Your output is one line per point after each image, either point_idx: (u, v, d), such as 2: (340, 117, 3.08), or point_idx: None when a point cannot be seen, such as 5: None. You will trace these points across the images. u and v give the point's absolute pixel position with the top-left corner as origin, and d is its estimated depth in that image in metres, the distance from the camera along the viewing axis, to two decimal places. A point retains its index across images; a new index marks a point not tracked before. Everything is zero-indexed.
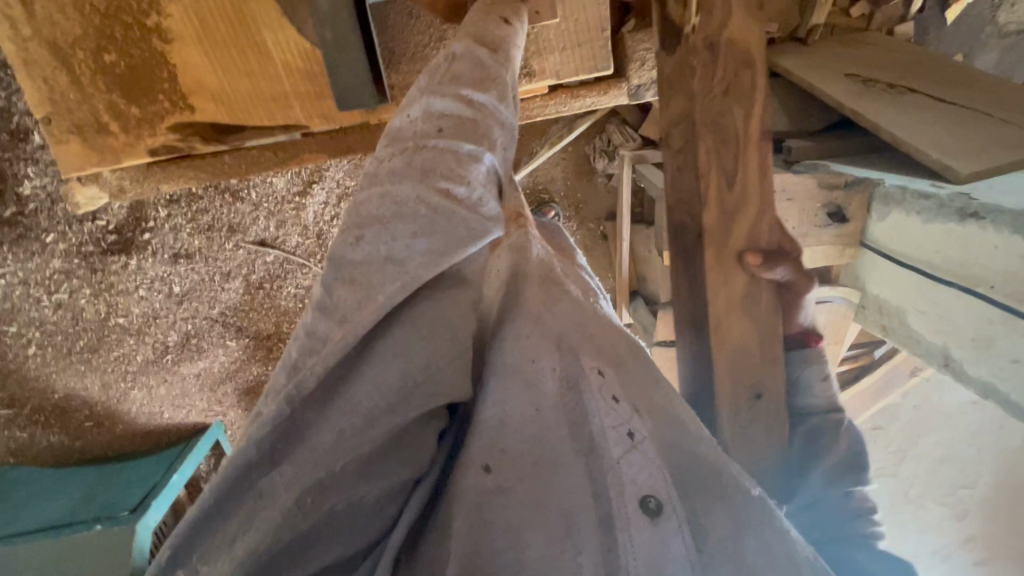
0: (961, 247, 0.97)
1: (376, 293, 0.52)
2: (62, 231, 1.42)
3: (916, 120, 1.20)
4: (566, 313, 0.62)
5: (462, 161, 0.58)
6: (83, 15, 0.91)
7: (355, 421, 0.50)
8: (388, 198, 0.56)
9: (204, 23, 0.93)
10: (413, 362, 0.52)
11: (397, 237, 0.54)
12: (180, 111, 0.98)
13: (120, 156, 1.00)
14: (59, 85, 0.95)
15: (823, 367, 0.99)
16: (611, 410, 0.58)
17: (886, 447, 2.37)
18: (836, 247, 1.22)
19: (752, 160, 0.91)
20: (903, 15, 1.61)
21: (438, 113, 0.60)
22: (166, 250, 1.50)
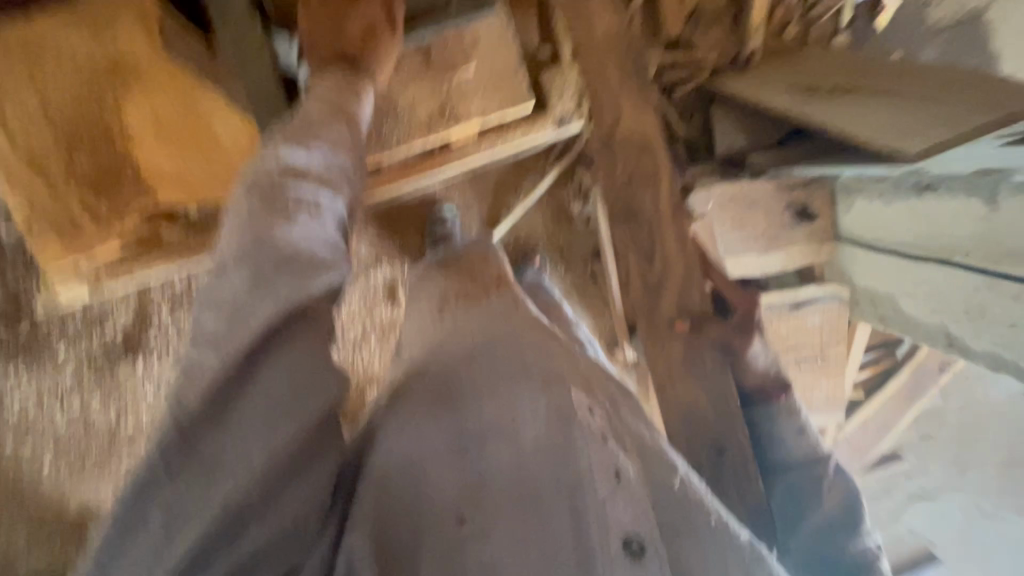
0: (921, 221, 0.99)
1: (247, 316, 0.57)
2: (72, 343, 1.50)
3: (860, 115, 1.24)
4: (548, 360, 0.73)
5: (314, 206, 0.65)
6: (51, 119, 0.93)
7: (256, 429, 0.55)
8: (255, 229, 0.61)
9: (164, 122, 0.98)
10: (295, 374, 0.57)
11: (256, 265, 0.59)
12: (145, 195, 1.02)
13: (93, 248, 1.03)
14: (34, 192, 0.96)
15: (796, 417, 1.01)
16: (601, 447, 0.64)
17: (942, 457, 2.20)
18: (812, 245, 1.20)
19: (668, 237, 0.97)
20: (835, 28, 1.70)
21: (293, 164, 0.66)
22: (171, 349, 1.55)
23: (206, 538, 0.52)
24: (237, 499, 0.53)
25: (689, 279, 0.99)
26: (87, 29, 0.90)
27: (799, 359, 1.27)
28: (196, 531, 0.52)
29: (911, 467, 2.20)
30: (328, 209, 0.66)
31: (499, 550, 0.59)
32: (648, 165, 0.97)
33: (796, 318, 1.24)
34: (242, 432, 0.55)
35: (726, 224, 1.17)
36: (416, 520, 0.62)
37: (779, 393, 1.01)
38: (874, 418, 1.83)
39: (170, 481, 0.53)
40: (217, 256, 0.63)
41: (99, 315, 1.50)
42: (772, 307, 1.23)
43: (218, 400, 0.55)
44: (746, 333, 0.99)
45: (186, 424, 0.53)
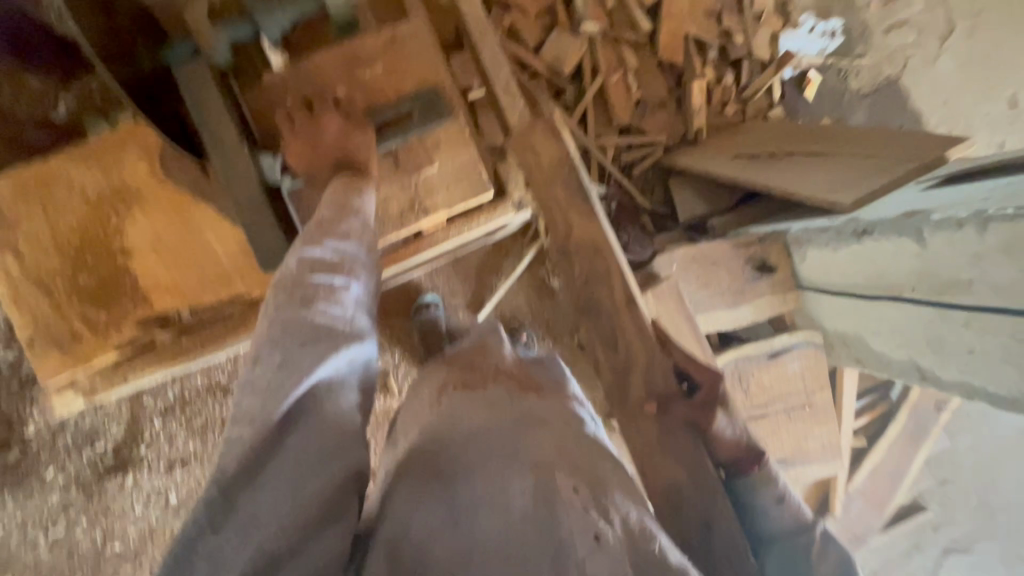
0: (867, 262, 1.07)
1: (275, 391, 0.59)
2: (60, 463, 1.48)
3: (800, 175, 1.36)
4: (538, 440, 0.72)
5: (334, 291, 0.66)
6: (59, 250, 1.01)
7: (285, 488, 0.56)
8: (281, 314, 0.64)
9: (158, 237, 1.03)
10: (321, 430, 0.59)
11: (289, 349, 0.61)
12: (140, 304, 1.04)
13: (92, 358, 1.04)
14: (41, 312, 1.02)
15: (776, 487, 0.92)
16: (584, 517, 0.63)
17: (965, 501, 2.12)
18: (778, 296, 1.26)
19: (625, 320, 1.07)
20: (769, 103, 1.90)
21: (314, 259, 0.68)
22: (161, 460, 1.53)
23: None
24: (269, 553, 0.53)
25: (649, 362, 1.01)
26: (91, 174, 1.00)
27: (787, 410, 1.27)
28: None
29: (936, 517, 2.11)
30: (352, 293, 0.68)
31: None
32: (601, 266, 1.09)
33: (776, 368, 1.26)
34: (274, 489, 0.55)
35: (693, 283, 1.23)
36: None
37: (755, 467, 0.92)
38: (884, 465, 1.78)
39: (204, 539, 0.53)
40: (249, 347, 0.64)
41: (89, 433, 1.50)
42: (751, 359, 1.26)
43: (251, 460, 0.56)
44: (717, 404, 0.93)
45: (223, 480, 0.55)
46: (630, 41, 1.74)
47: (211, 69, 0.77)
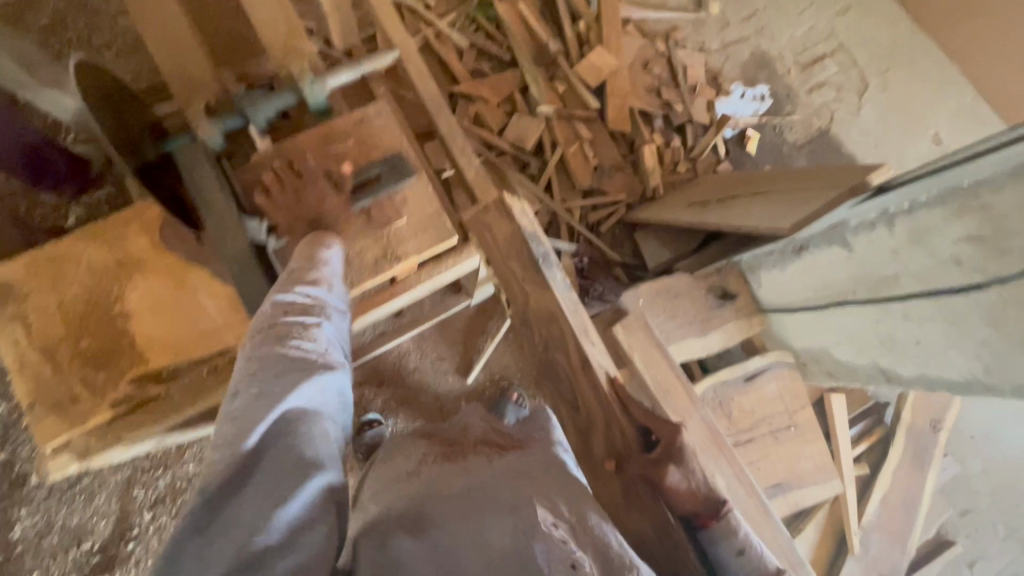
0: (813, 275, 1.15)
1: (258, 417, 0.63)
2: (45, 565, 1.45)
3: (747, 211, 1.48)
4: (516, 468, 0.66)
5: (308, 328, 0.74)
6: (64, 319, 0.94)
7: (258, 502, 0.58)
8: (256, 352, 0.70)
9: (155, 296, 0.96)
10: (291, 447, 0.62)
11: (268, 376, 0.67)
12: (135, 364, 0.95)
13: (87, 419, 0.93)
14: (42, 376, 0.93)
15: (737, 538, 0.81)
16: (558, 545, 0.57)
17: (993, 533, 2.03)
18: (743, 320, 1.33)
19: (583, 384, 1.05)
20: (716, 160, 2.09)
21: (287, 302, 0.75)
22: (150, 556, 1.51)
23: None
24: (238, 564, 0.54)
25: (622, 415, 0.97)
26: (97, 243, 0.96)
27: (774, 430, 1.29)
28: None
29: (968, 551, 2.00)
30: (324, 331, 0.75)
31: None
32: (555, 332, 1.08)
33: (754, 389, 1.31)
34: (241, 513, 0.57)
35: (660, 315, 1.29)
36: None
37: (713, 520, 0.82)
38: (895, 494, 1.73)
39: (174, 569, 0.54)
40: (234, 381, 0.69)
41: (77, 531, 1.47)
42: (728, 383, 1.30)
43: (231, 483, 0.59)
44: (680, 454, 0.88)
45: (203, 500, 0.57)
46: (582, 117, 1.96)
47: (206, 151, 0.90)
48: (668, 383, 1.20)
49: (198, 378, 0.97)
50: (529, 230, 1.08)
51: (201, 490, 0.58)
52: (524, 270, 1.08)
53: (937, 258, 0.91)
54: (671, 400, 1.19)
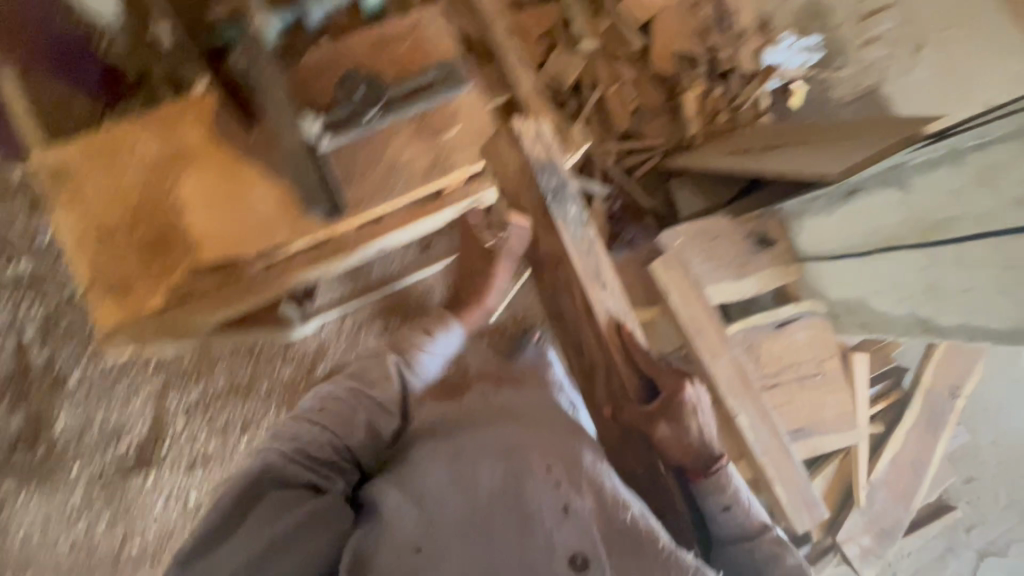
0: (863, 220, 1.17)
1: (310, 433, 0.94)
2: (86, 460, 1.51)
3: (795, 157, 1.43)
4: (500, 433, 0.93)
5: (414, 373, 1.09)
6: (118, 205, 0.96)
7: (274, 506, 0.81)
8: (300, 419, 0.97)
9: (208, 187, 0.97)
10: (285, 478, 0.86)
11: (360, 403, 1.00)
12: (189, 255, 0.97)
13: (143, 304, 0.96)
14: (99, 259, 0.95)
15: (724, 496, 0.92)
16: (547, 492, 0.81)
17: (995, 501, 2.07)
18: (781, 267, 1.32)
19: (586, 330, 0.96)
20: (756, 114, 2.00)
21: (399, 346, 1.12)
22: (183, 460, 1.58)
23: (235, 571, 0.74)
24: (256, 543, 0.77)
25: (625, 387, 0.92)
26: (152, 130, 0.96)
27: (798, 377, 1.30)
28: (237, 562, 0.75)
29: (967, 517, 2.05)
30: (424, 372, 1.10)
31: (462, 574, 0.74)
32: (561, 279, 0.96)
33: (784, 337, 1.31)
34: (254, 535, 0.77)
35: (700, 255, 1.27)
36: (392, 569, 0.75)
37: (703, 478, 0.92)
38: (905, 455, 1.76)
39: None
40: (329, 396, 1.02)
41: (115, 431, 1.54)
42: (758, 328, 1.29)
43: (257, 491, 0.83)
44: (675, 412, 0.89)
45: (237, 503, 0.80)
46: (623, 57, 1.90)
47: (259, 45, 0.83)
48: (702, 322, 1.20)
49: (250, 272, 1.00)
50: (542, 158, 0.92)
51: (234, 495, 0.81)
52: (534, 211, 0.95)
53: (1001, 197, 0.96)
54: (703, 337, 1.20)
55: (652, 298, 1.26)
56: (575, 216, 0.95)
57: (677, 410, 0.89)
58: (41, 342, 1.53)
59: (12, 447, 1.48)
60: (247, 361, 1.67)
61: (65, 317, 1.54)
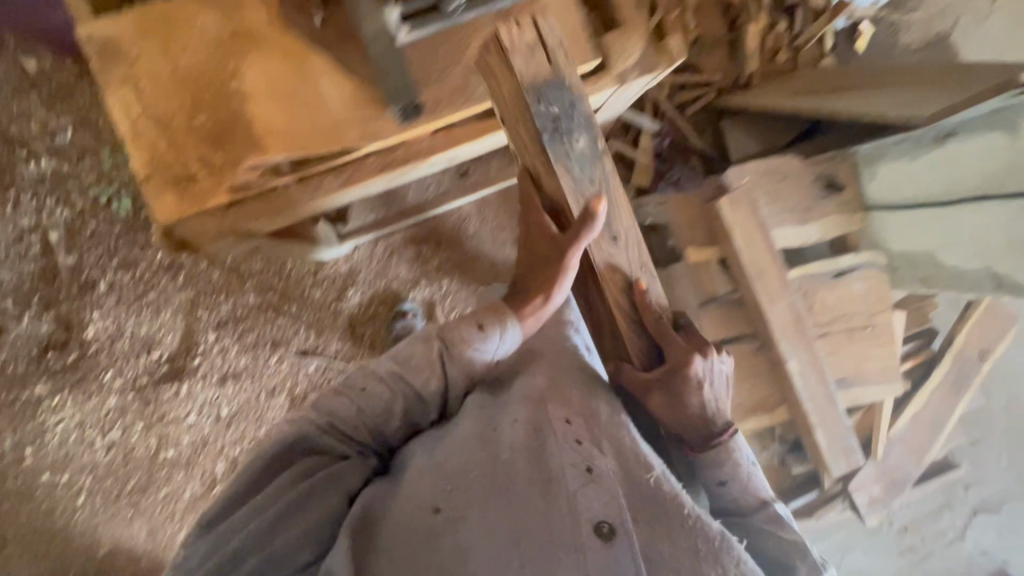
0: (952, 168, 1.11)
1: (333, 404, 0.87)
2: (119, 367, 1.51)
3: (872, 97, 1.34)
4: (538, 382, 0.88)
5: (481, 344, 0.90)
6: (179, 90, 0.91)
7: (291, 479, 0.79)
8: (336, 391, 0.89)
9: (273, 79, 0.93)
10: (313, 445, 0.84)
11: (382, 375, 0.89)
12: (255, 154, 0.93)
13: (207, 199, 0.92)
14: (159, 147, 0.91)
15: (721, 473, 0.88)
16: (573, 450, 0.76)
17: (997, 463, 2.14)
18: (845, 215, 1.27)
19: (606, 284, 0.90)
20: (818, 54, 1.87)
21: (459, 323, 0.92)
22: (214, 373, 1.57)
23: (240, 543, 0.73)
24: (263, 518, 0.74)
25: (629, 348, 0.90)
26: (213, 11, 0.92)
27: (850, 328, 1.28)
28: (247, 528, 0.74)
29: (967, 476, 2.12)
30: (495, 345, 0.92)
31: (476, 533, 0.68)
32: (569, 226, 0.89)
33: (840, 287, 1.28)
34: (263, 504, 0.76)
35: (769, 196, 1.23)
36: (407, 531, 0.71)
37: (701, 451, 0.88)
38: (925, 413, 1.78)
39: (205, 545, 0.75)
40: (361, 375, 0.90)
41: (146, 340, 1.53)
42: (816, 277, 1.27)
43: (279, 457, 0.82)
44: (672, 387, 0.85)
45: (259, 467, 0.81)
46: None
47: None
48: (764, 265, 1.18)
49: (316, 173, 0.96)
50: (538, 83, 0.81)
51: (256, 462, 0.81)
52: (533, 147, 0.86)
53: None
54: (761, 279, 1.18)
55: (712, 238, 1.24)
56: (582, 154, 0.85)
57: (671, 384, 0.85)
58: (68, 246, 1.50)
59: (44, 350, 1.47)
60: (274, 281, 1.63)
61: (87, 225, 1.51)
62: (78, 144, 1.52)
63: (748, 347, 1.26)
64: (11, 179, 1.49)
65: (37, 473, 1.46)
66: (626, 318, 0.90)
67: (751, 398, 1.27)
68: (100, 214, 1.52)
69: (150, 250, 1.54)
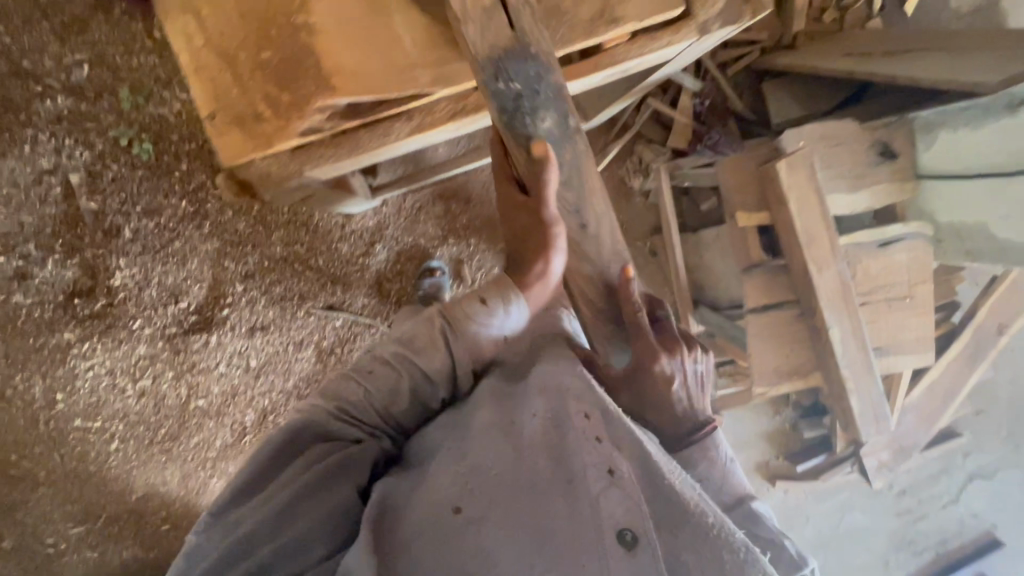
0: (1016, 134, 1.07)
1: (340, 387, 0.84)
2: (147, 316, 1.49)
3: (937, 58, 1.27)
4: (558, 368, 0.80)
5: (488, 321, 0.87)
6: (245, 23, 0.87)
7: (299, 470, 0.76)
8: (349, 375, 0.85)
9: (346, 15, 0.87)
10: (326, 432, 0.80)
11: (385, 354, 0.86)
12: (323, 92, 0.87)
13: (271, 141, 0.89)
14: (224, 84, 0.88)
15: (697, 469, 0.85)
16: (594, 449, 0.68)
17: (996, 433, 2.20)
18: (896, 184, 1.25)
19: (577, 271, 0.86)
20: (867, 15, 1.78)
21: (463, 299, 0.88)
22: (243, 324, 1.55)
23: (258, 529, 0.70)
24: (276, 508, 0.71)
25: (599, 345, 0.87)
26: None
27: (889, 298, 1.29)
28: (263, 514, 0.71)
29: (967, 445, 2.19)
30: (502, 321, 0.88)
31: (491, 538, 0.63)
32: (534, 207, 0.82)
33: (885, 257, 1.28)
34: (277, 490, 0.74)
35: (824, 161, 1.21)
36: (422, 529, 0.66)
37: (680, 448, 0.86)
38: (940, 383, 1.82)
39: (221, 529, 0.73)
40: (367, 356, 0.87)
41: (173, 290, 1.50)
42: (861, 246, 1.26)
43: (292, 444, 0.79)
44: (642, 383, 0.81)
45: (274, 453, 0.78)
46: None
47: None
48: (816, 232, 1.17)
49: (383, 120, 0.92)
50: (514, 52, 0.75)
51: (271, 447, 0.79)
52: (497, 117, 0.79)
53: None
54: (812, 247, 1.17)
55: (763, 203, 1.23)
56: (551, 134, 0.77)
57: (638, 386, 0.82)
58: (89, 191, 1.45)
59: (70, 296, 1.44)
60: (300, 234, 1.58)
61: (107, 169, 1.46)
62: (95, 81, 1.44)
63: (787, 313, 1.28)
64: (26, 117, 1.41)
65: (70, 418, 1.47)
66: (592, 310, 0.86)
67: (785, 364, 1.30)
68: (121, 158, 1.46)
69: (174, 197, 1.49)
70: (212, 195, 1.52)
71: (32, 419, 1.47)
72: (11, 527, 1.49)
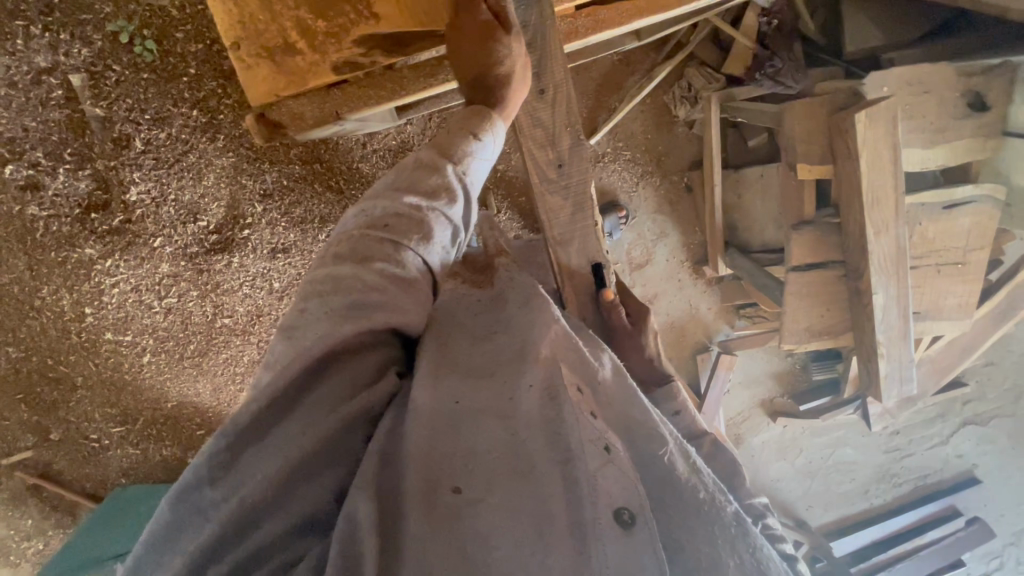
0: None
1: (348, 261, 0.63)
2: (166, 234, 1.45)
3: None
4: (542, 327, 0.68)
5: (473, 153, 0.71)
6: None
7: (309, 421, 0.58)
8: (366, 232, 0.65)
9: None
10: (369, 320, 0.60)
11: (379, 203, 0.67)
12: (365, 21, 0.79)
13: (306, 78, 0.81)
14: (248, 5, 0.78)
15: (675, 402, 0.87)
16: (587, 424, 0.61)
17: (1001, 384, 2.20)
18: (977, 140, 1.14)
19: (572, 167, 0.90)
20: None
21: (443, 143, 0.70)
22: (264, 245, 1.51)
23: (254, 504, 0.53)
24: (281, 471, 0.55)
25: (538, 208, 0.90)
26: None
27: (940, 263, 1.24)
28: (268, 473, 0.55)
29: (970, 393, 2.22)
30: (486, 152, 0.73)
31: (492, 520, 0.55)
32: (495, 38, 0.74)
33: (947, 219, 1.21)
34: (281, 442, 0.57)
35: (905, 113, 1.12)
36: (411, 496, 0.56)
37: (654, 388, 0.88)
38: (962, 337, 1.81)
39: (214, 491, 0.54)
40: (357, 221, 0.67)
41: (191, 207, 1.44)
42: (924, 206, 1.20)
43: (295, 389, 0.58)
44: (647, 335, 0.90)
45: (269, 397, 0.57)
46: None
47: None
48: (883, 193, 1.09)
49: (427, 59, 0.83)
50: None
51: (270, 388, 0.57)
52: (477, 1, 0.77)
53: None
54: (876, 209, 1.10)
55: (828, 155, 1.15)
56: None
57: (598, 271, 0.90)
58: (93, 95, 1.33)
59: (86, 209, 1.40)
60: (320, 153, 1.49)
61: (110, 70, 1.33)
62: None
63: (832, 273, 1.24)
64: (13, 6, 1.26)
65: (101, 328, 1.50)
66: (541, 176, 0.89)
67: (818, 323, 1.30)
68: (123, 57, 1.33)
69: (184, 105, 1.37)
70: (225, 105, 1.40)
71: (64, 329, 1.49)
72: (58, 423, 1.59)
